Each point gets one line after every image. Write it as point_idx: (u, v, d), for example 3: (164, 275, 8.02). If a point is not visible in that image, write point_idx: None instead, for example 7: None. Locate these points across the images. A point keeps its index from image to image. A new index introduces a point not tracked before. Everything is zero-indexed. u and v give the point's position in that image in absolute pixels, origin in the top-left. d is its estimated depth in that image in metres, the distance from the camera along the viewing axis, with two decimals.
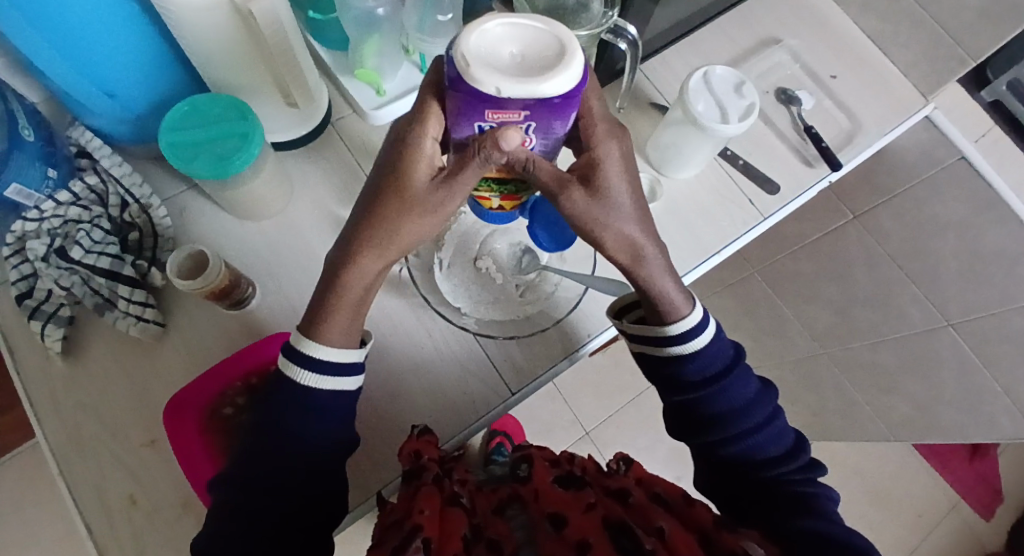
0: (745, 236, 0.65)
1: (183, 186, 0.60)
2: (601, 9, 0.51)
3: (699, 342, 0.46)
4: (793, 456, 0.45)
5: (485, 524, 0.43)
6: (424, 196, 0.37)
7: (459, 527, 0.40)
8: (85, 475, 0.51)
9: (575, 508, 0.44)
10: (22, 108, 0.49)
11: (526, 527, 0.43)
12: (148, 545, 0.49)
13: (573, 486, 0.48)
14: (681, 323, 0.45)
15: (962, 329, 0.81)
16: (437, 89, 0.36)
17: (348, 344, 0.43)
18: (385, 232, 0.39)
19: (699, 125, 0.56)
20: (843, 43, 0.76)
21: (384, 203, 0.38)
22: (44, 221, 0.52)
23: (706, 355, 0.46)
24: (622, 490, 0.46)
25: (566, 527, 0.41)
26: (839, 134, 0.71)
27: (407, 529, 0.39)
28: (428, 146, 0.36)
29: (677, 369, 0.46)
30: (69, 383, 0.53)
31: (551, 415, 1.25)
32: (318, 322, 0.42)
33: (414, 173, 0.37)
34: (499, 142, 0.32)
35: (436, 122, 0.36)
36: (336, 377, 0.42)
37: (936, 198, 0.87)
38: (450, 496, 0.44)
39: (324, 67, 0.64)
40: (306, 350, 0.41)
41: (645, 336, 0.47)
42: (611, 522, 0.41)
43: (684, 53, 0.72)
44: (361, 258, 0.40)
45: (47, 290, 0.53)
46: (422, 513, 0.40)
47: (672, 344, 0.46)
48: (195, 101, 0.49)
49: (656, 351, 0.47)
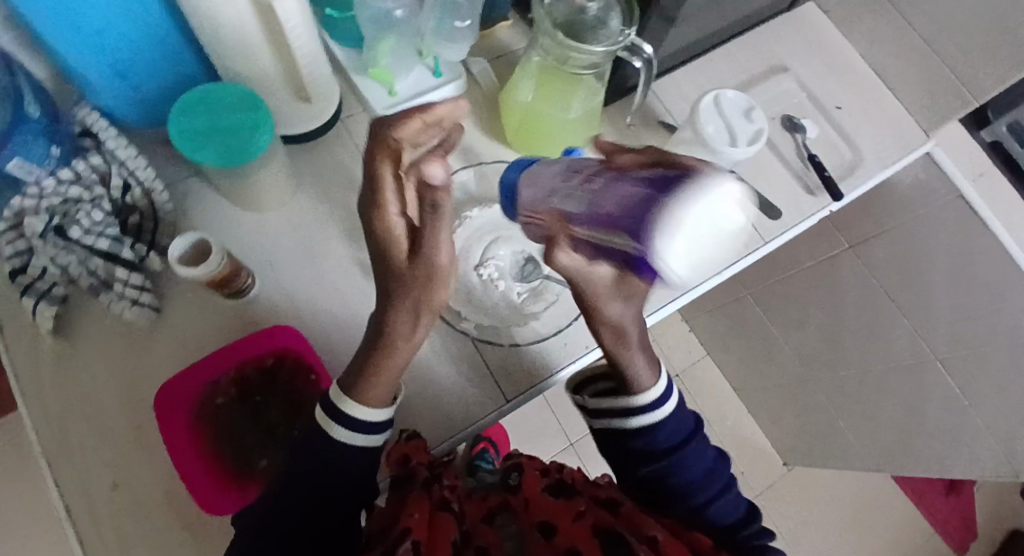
0: (746, 258, 0.65)
1: (188, 171, 0.59)
2: (619, 27, 0.50)
3: (659, 412, 0.46)
4: (749, 518, 0.46)
5: (473, 531, 0.43)
6: (420, 263, 0.37)
7: (449, 532, 0.39)
8: (68, 456, 0.50)
9: (565, 516, 0.43)
10: (30, 83, 0.49)
11: (515, 536, 0.43)
12: (128, 532, 0.48)
13: (564, 494, 0.47)
14: (645, 394, 0.45)
15: (949, 364, 0.84)
16: (376, 162, 0.36)
17: (384, 401, 0.42)
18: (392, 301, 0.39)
19: (709, 148, 0.57)
20: (849, 77, 0.77)
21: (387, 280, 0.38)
22: (44, 198, 0.50)
23: (670, 425, 0.46)
24: (610, 500, 0.46)
25: (555, 535, 0.41)
26: (840, 165, 0.72)
27: (394, 533, 0.38)
28: (393, 218, 0.37)
29: (645, 442, 0.46)
30: (57, 363, 0.52)
31: (536, 424, 1.25)
32: (353, 382, 0.41)
33: (394, 251, 0.38)
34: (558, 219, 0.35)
35: (389, 195, 0.37)
36: (366, 432, 0.41)
37: (927, 237, 0.81)
38: (437, 500, 0.43)
39: (337, 62, 0.64)
40: (342, 406, 0.40)
41: (613, 411, 0.46)
42: (602, 529, 0.41)
43: (694, 75, 0.73)
44: (396, 331, 0.40)
45: (42, 268, 0.51)
46: (412, 515, 0.39)
47: (637, 417, 0.45)
48: (206, 89, 0.49)
49: (621, 422, 0.46)
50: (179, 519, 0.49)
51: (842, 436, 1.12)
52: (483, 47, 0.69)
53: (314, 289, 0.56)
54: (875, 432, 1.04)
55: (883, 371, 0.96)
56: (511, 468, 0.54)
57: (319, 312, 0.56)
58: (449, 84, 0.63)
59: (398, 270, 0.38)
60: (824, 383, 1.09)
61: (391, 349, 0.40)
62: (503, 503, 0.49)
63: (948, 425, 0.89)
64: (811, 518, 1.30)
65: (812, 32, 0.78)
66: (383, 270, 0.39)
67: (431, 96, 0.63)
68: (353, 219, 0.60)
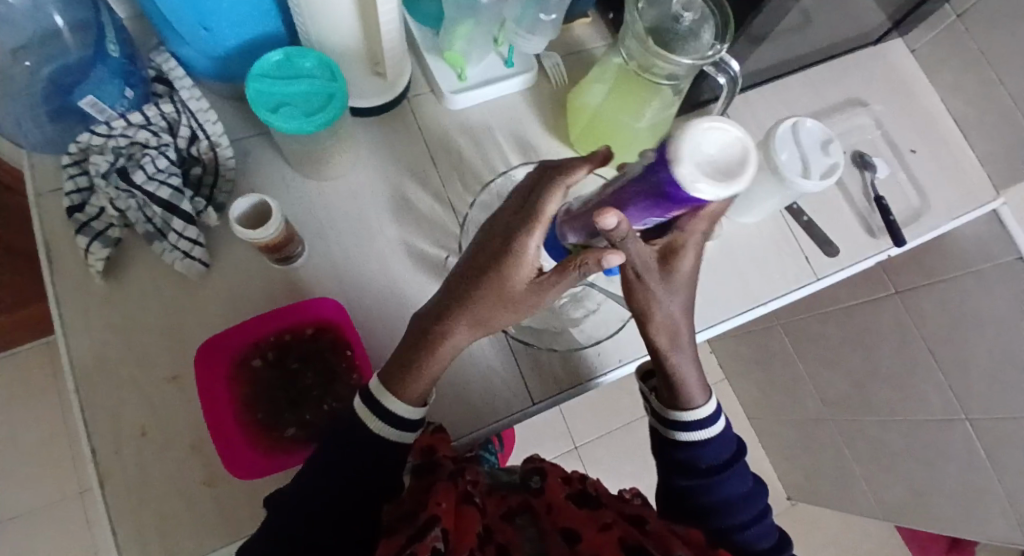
0: (795, 293, 0.63)
1: (252, 130, 0.59)
2: (711, 41, 0.49)
3: (708, 432, 0.46)
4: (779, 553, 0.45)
5: (494, 527, 0.43)
6: (523, 294, 0.39)
7: (474, 526, 0.38)
8: (103, 394, 0.50)
9: (590, 525, 0.43)
10: (111, 21, 0.50)
11: (534, 539, 0.44)
12: (151, 478, 0.48)
13: (590, 504, 0.47)
14: (697, 411, 0.46)
15: (978, 425, 0.82)
16: (554, 192, 0.37)
17: (420, 397, 0.43)
18: (484, 320, 0.40)
19: (779, 175, 0.55)
20: (924, 121, 0.75)
21: (482, 296, 0.39)
22: (111, 138, 0.52)
23: (716, 443, 0.46)
24: (639, 517, 0.45)
25: (579, 542, 0.41)
26: (906, 210, 0.69)
27: (422, 520, 0.36)
28: (531, 253, 0.38)
29: (690, 455, 0.46)
30: (103, 301, 0.52)
31: (544, 423, 1.24)
32: (397, 376, 0.42)
33: (517, 278, 0.39)
34: (602, 263, 0.35)
35: (541, 228, 0.37)
36: (403, 431, 0.43)
37: (983, 293, 0.78)
38: (462, 491, 0.41)
39: (411, 40, 0.63)
40: (386, 404, 0.42)
41: (663, 418, 0.47)
42: (629, 543, 0.40)
43: (769, 97, 0.71)
44: (449, 339, 0.41)
45: (100, 208, 0.52)
46: (440, 504, 0.37)
47: (686, 431, 0.46)
48: (289, 52, 0.49)
49: (667, 433, 0.47)
50: (203, 473, 0.49)
51: (853, 482, 1.10)
52: (559, 43, 0.68)
53: (360, 265, 0.56)
54: (888, 484, 1.02)
55: (908, 423, 0.93)
56: (532, 470, 0.52)
57: (363, 289, 0.55)
58: (519, 76, 0.63)
59: (507, 295, 0.39)
60: (843, 426, 1.06)
61: (438, 351, 0.41)
62: (524, 503, 0.48)
63: (969, 488, 0.87)
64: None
65: (892, 72, 0.77)
66: (478, 286, 0.39)
67: (499, 86, 0.62)
68: (407, 200, 0.59)
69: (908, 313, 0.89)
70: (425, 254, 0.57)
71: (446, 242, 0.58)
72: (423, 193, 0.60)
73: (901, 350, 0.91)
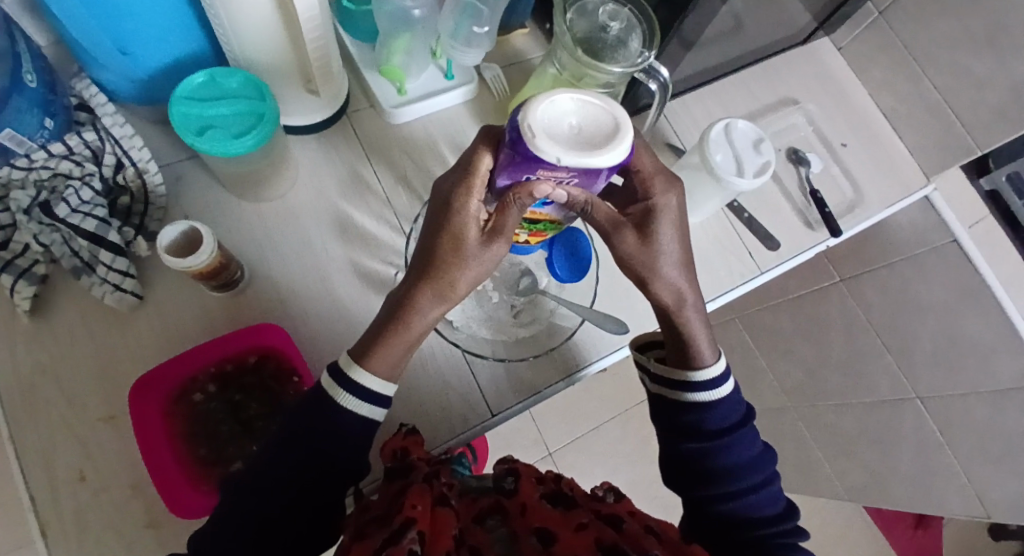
0: (740, 288, 0.65)
1: (184, 155, 0.58)
2: (639, 49, 0.50)
3: (718, 392, 0.45)
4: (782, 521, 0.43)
5: (465, 530, 0.42)
6: (478, 249, 0.38)
7: (450, 526, 0.37)
8: (33, 441, 0.48)
9: (564, 525, 0.43)
10: (29, 51, 0.47)
11: (507, 540, 0.42)
12: (92, 525, 0.46)
13: (563, 504, 0.47)
14: (707, 371, 0.45)
15: (929, 404, 0.86)
16: (484, 146, 0.37)
17: (391, 374, 0.41)
18: (443, 280, 0.38)
19: (715, 176, 0.57)
20: (854, 115, 0.78)
21: (440, 256, 0.38)
22: (32, 171, 0.50)
23: (726, 406, 0.46)
24: (613, 516, 0.46)
25: (554, 544, 0.41)
26: (842, 202, 0.72)
27: (397, 524, 0.36)
28: (474, 207, 0.37)
29: (697, 417, 0.45)
30: (30, 343, 0.50)
31: (515, 433, 1.23)
32: (366, 347, 0.40)
33: (467, 233, 0.37)
34: (533, 194, 0.34)
35: (480, 184, 0.37)
36: (371, 405, 0.40)
37: (923, 278, 0.83)
38: (437, 494, 0.40)
39: (348, 56, 0.63)
40: (350, 375, 0.39)
41: (669, 380, 0.47)
42: (605, 543, 0.41)
43: (706, 99, 0.72)
44: (420, 307, 0.40)
45: (24, 243, 0.50)
46: (415, 507, 0.37)
47: (695, 391, 0.45)
48: (214, 72, 0.48)
49: (676, 396, 0.46)
50: (147, 515, 0.47)
51: (817, 467, 1.13)
52: (497, 54, 0.68)
53: (307, 287, 0.55)
54: (850, 466, 1.05)
55: (863, 406, 0.96)
56: (505, 472, 0.52)
57: (310, 311, 0.54)
58: (460, 88, 0.63)
59: (457, 249, 0.38)
60: (803, 413, 1.09)
61: (406, 319, 0.39)
62: (496, 504, 0.47)
63: (924, 464, 0.91)
64: None
65: (822, 70, 0.80)
66: (437, 250, 0.38)
67: (441, 98, 0.62)
68: (351, 219, 0.58)
69: (854, 301, 0.93)
70: (372, 272, 0.57)
71: (393, 259, 0.58)
72: (368, 211, 0.59)
73: (850, 336, 0.94)
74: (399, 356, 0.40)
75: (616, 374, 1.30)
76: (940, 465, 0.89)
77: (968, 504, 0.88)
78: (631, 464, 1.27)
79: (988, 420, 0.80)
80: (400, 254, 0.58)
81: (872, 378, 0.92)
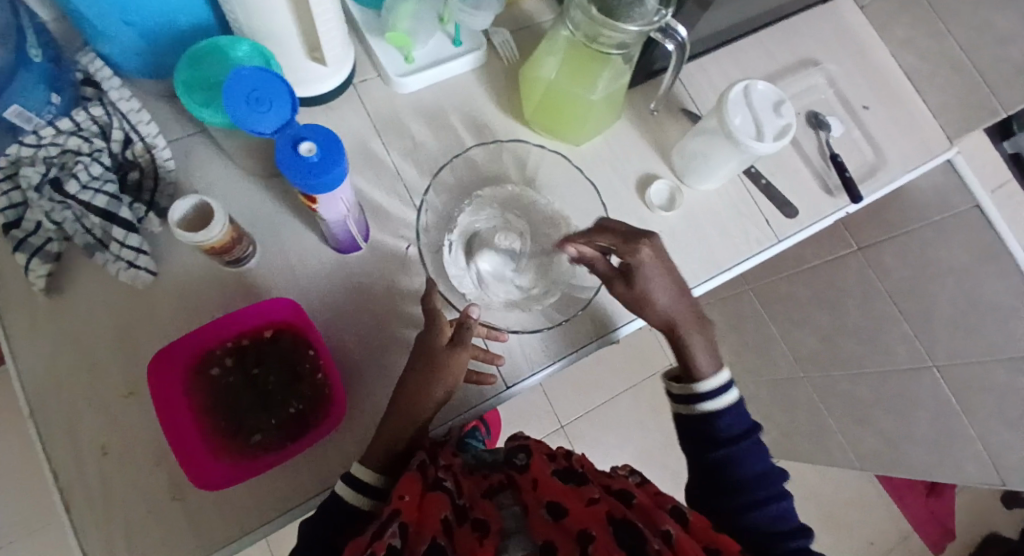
0: (759, 255, 0.64)
1: (193, 128, 0.57)
2: (656, 6, 0.47)
3: (726, 401, 0.49)
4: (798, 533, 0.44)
5: (473, 507, 0.43)
6: (444, 352, 0.46)
7: (439, 509, 0.40)
8: (58, 416, 0.48)
9: (576, 499, 0.42)
10: (28, 24, 0.46)
11: (517, 516, 0.43)
12: (118, 499, 0.47)
13: (575, 480, 0.46)
14: (711, 381, 0.49)
15: (945, 372, 0.85)
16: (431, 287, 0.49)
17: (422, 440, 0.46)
18: (413, 390, 0.46)
19: (733, 140, 0.55)
20: (877, 74, 0.76)
21: (416, 369, 0.47)
22: (41, 148, 0.49)
23: (734, 414, 0.49)
24: (624, 491, 0.45)
25: (565, 516, 0.40)
26: (863, 166, 0.71)
27: (383, 515, 0.38)
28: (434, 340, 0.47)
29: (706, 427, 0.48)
30: (49, 321, 0.50)
31: (528, 406, 1.24)
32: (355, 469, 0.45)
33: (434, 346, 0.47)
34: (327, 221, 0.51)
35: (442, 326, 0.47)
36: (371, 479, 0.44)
37: (942, 243, 0.82)
38: (432, 480, 0.43)
39: (352, 22, 0.62)
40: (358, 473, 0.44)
41: (683, 395, 0.50)
42: (616, 517, 0.40)
43: (723, 62, 0.70)
44: (414, 386, 0.46)
45: (36, 222, 0.50)
46: (401, 497, 0.39)
47: (703, 401, 0.49)
48: (220, 41, 0.47)
49: (691, 409, 0.50)
50: (172, 487, 0.48)
51: (830, 436, 1.13)
52: (507, 18, 0.66)
53: (319, 263, 0.55)
54: (864, 434, 1.05)
55: (880, 375, 0.95)
56: (517, 447, 0.51)
57: (324, 287, 0.54)
58: (469, 54, 0.61)
59: (430, 359, 0.46)
60: (817, 383, 1.09)
61: (406, 393, 0.46)
62: (507, 480, 0.48)
63: (939, 431, 0.90)
64: None
65: (843, 28, 0.76)
66: (415, 368, 0.47)
67: (449, 66, 0.61)
68: (362, 192, 0.58)
69: (872, 268, 0.91)
70: (384, 246, 0.56)
71: (405, 231, 0.57)
72: (378, 184, 0.58)
73: (866, 304, 0.92)
74: (428, 388, 0.46)
75: (628, 346, 1.30)
76: (955, 432, 0.87)
77: (982, 470, 0.86)
78: (643, 435, 1.27)
79: (1006, 386, 0.78)
80: (411, 226, 0.57)
81: (889, 346, 0.90)
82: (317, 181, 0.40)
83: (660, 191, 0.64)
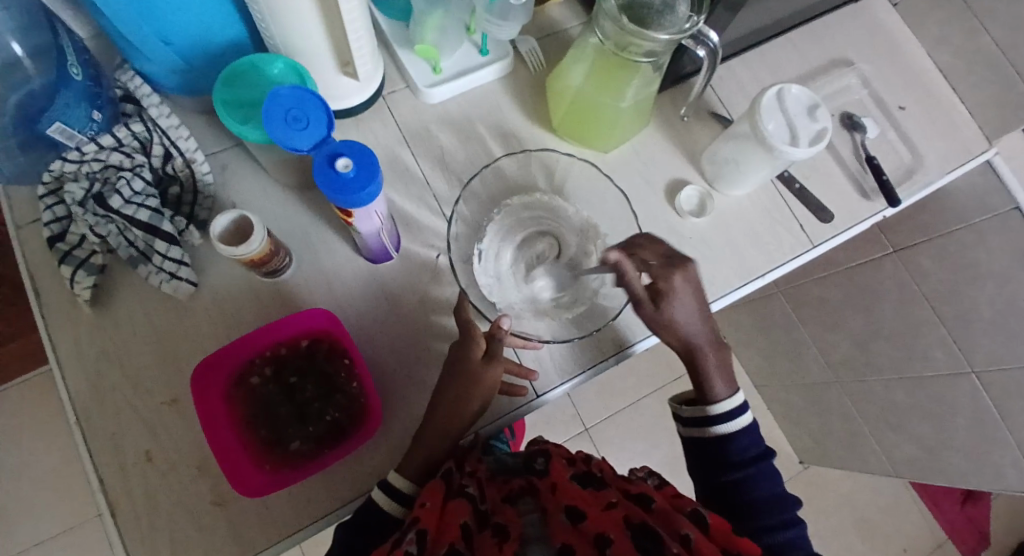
0: (793, 261, 0.63)
1: (229, 142, 0.58)
2: (687, 13, 0.47)
3: (739, 423, 0.50)
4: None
5: (495, 512, 0.42)
6: (480, 365, 0.47)
7: (460, 516, 0.40)
8: (104, 423, 0.50)
9: (594, 504, 0.42)
10: (73, 44, 0.47)
11: (537, 522, 0.43)
12: (161, 505, 0.48)
13: (593, 485, 0.45)
14: (722, 403, 0.50)
15: (984, 379, 0.81)
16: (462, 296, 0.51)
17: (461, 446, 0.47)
18: (450, 401, 0.47)
19: (767, 145, 0.54)
20: (913, 73, 0.74)
21: (449, 378, 0.47)
22: (84, 163, 0.51)
23: (748, 436, 0.49)
24: (642, 494, 0.44)
25: (584, 520, 0.40)
26: (899, 168, 0.69)
27: (406, 523, 0.40)
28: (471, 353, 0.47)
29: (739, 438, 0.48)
30: (94, 331, 0.52)
31: (553, 409, 1.24)
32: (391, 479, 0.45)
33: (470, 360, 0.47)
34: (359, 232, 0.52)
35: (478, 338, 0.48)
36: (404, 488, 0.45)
37: (982, 245, 0.79)
38: (455, 488, 0.44)
39: (381, 35, 0.62)
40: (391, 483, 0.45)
41: (695, 419, 0.51)
42: (634, 521, 0.39)
43: (753, 64, 0.69)
44: (447, 397, 0.47)
45: (81, 235, 0.52)
46: (423, 505, 0.40)
47: (716, 424, 0.50)
48: (256, 59, 0.48)
49: (704, 432, 0.50)
50: (212, 494, 0.49)
51: (863, 441, 1.10)
52: (534, 26, 0.66)
53: (352, 273, 0.55)
54: (899, 441, 1.02)
55: (915, 380, 0.92)
56: (536, 453, 0.51)
57: (356, 297, 0.55)
58: (495, 64, 0.62)
59: (466, 373, 0.47)
60: (849, 388, 1.06)
61: (443, 404, 0.47)
62: (528, 485, 0.47)
63: (978, 440, 0.86)
64: (820, 520, 1.28)
65: (878, 27, 0.74)
66: (451, 381, 0.47)
67: (476, 75, 0.61)
68: (392, 202, 0.58)
69: (908, 272, 0.89)
70: (414, 256, 0.57)
71: (435, 241, 0.57)
72: (408, 194, 0.59)
73: (902, 308, 0.90)
74: (462, 401, 0.47)
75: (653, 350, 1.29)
76: (995, 442, 0.84)
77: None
78: (669, 440, 1.26)
79: None
80: (442, 236, 0.58)
81: (926, 351, 0.88)
82: (352, 197, 0.40)
83: (691, 196, 0.63)
